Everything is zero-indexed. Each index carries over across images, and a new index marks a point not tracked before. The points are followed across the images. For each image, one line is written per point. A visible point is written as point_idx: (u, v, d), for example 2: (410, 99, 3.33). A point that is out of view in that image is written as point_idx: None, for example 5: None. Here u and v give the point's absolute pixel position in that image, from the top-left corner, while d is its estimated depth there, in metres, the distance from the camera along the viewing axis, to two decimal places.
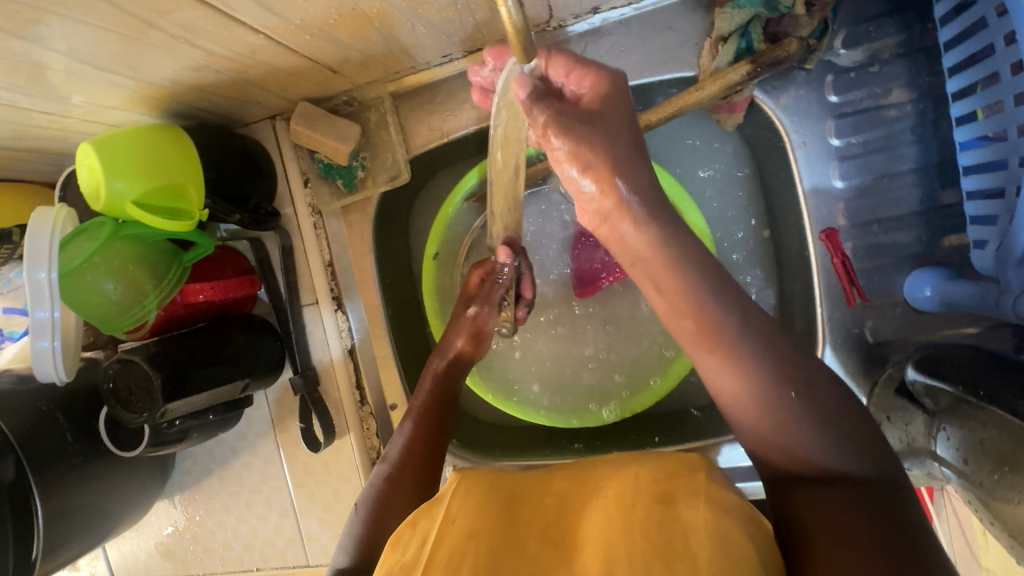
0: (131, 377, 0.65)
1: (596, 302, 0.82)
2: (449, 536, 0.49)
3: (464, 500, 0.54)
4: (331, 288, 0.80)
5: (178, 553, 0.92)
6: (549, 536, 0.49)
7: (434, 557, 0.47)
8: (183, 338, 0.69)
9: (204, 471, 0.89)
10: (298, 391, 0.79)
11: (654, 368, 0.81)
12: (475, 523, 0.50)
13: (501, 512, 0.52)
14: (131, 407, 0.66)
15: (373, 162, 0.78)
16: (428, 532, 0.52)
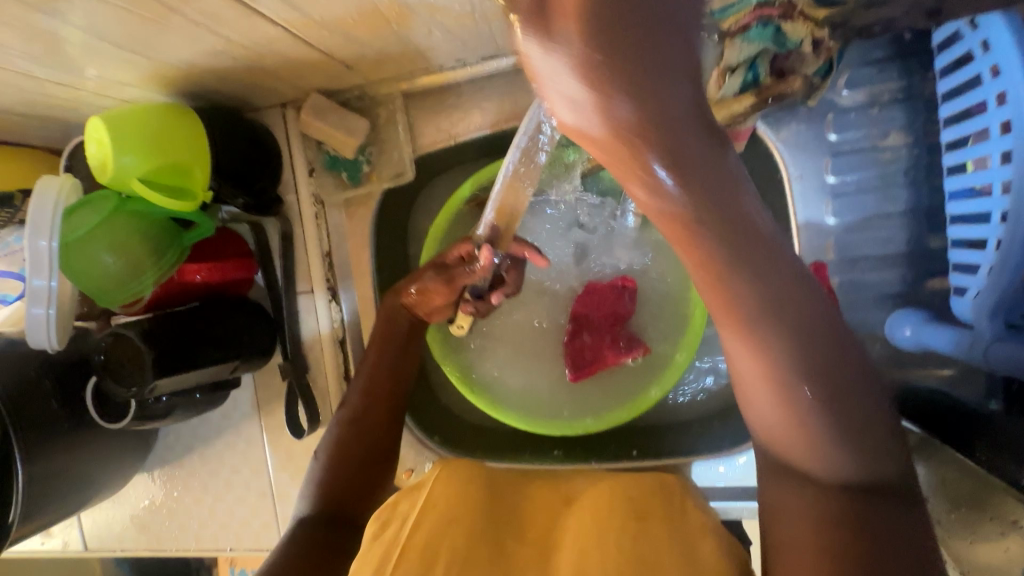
0: (122, 349, 0.66)
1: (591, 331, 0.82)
2: (426, 520, 0.50)
3: (439, 496, 0.53)
4: (327, 278, 0.81)
5: (153, 526, 0.92)
6: (525, 536, 0.51)
7: (411, 540, 0.47)
8: (176, 316, 0.69)
9: (187, 447, 0.90)
10: (286, 379, 0.79)
11: (639, 384, 0.81)
12: (451, 510, 0.50)
13: (481, 507, 0.53)
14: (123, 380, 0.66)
15: (379, 157, 0.79)
16: (403, 519, 0.52)
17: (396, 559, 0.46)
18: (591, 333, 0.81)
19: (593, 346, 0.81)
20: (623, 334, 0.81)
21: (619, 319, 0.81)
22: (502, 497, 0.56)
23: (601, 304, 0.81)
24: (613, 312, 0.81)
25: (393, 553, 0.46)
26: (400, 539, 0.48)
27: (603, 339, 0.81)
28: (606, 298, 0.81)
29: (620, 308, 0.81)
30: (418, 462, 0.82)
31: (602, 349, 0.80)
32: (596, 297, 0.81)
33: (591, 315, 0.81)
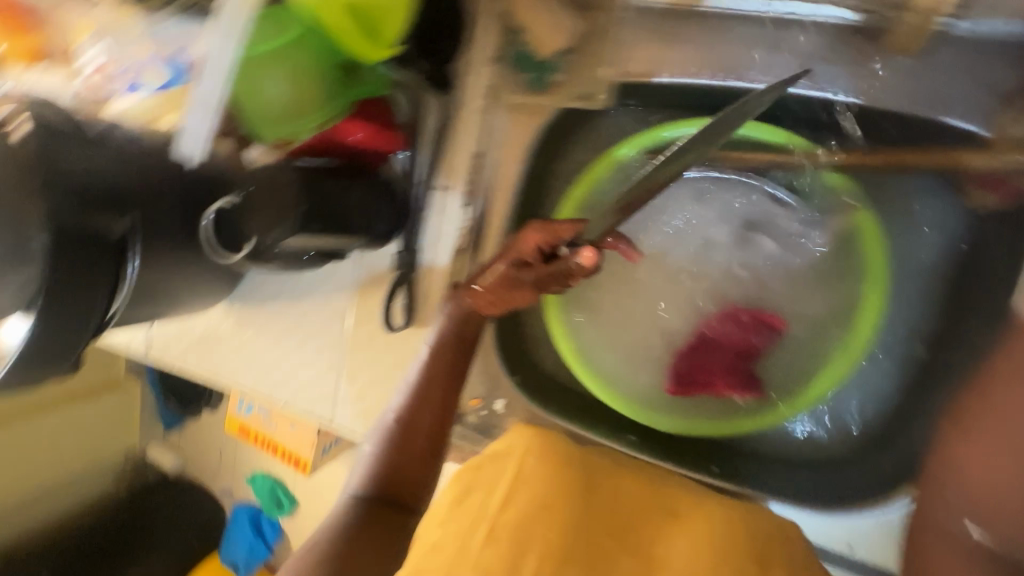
0: (268, 195, 0.58)
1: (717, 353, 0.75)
2: (518, 503, 0.71)
3: (535, 462, 0.73)
4: (470, 181, 0.75)
5: (217, 356, 0.93)
6: (616, 532, 0.71)
7: (504, 521, 0.70)
8: (319, 174, 0.64)
9: (271, 296, 0.88)
10: (397, 270, 0.76)
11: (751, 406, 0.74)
12: (544, 497, 0.71)
13: (579, 478, 0.72)
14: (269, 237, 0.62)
15: (574, 69, 0.70)
16: (493, 487, 0.73)
17: (493, 524, 0.70)
18: (713, 361, 0.75)
19: (708, 373, 0.75)
20: (746, 371, 0.74)
21: (747, 353, 0.74)
22: (599, 487, 0.73)
23: (740, 333, 0.74)
24: (747, 345, 0.74)
25: (490, 517, 0.70)
26: (493, 512, 0.71)
27: (721, 368, 0.74)
28: (746, 327, 0.74)
29: (756, 344, 0.74)
30: None
31: (714, 377, 0.74)
32: (735, 325, 0.74)
33: (720, 340, 0.75)
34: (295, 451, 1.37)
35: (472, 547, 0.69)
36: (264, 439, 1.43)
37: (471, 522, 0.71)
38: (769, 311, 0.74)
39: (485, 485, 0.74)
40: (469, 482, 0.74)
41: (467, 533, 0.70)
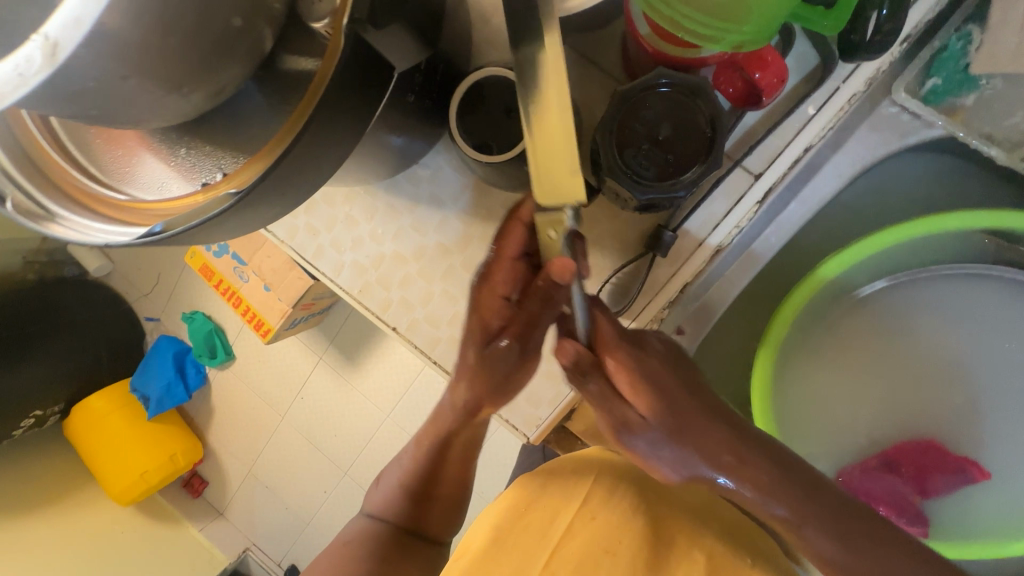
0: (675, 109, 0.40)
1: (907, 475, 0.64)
2: (582, 534, 0.55)
3: (608, 502, 0.57)
4: (783, 177, 0.56)
5: (328, 241, 0.73)
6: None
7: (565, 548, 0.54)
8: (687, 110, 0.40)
9: (437, 200, 0.68)
10: (649, 248, 0.58)
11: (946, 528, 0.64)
12: (612, 531, 0.55)
13: (643, 521, 0.57)
14: (655, 175, 0.40)
15: (986, 98, 0.53)
16: (560, 508, 0.56)
17: (551, 557, 0.54)
18: (884, 483, 0.64)
19: (873, 495, 0.64)
20: (912, 504, 0.64)
21: (925, 489, 0.64)
22: (672, 547, 0.56)
23: (926, 471, 0.63)
24: (928, 481, 0.64)
25: (551, 543, 0.54)
26: (554, 539, 0.55)
27: (890, 495, 0.64)
28: (939, 465, 0.63)
29: (937, 482, 0.64)
30: None
31: (880, 502, 0.64)
32: (926, 459, 0.63)
33: (900, 467, 0.64)
34: (258, 313, 1.20)
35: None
36: (229, 289, 1.24)
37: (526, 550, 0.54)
38: (966, 456, 0.63)
39: (544, 511, 0.56)
40: (534, 490, 0.57)
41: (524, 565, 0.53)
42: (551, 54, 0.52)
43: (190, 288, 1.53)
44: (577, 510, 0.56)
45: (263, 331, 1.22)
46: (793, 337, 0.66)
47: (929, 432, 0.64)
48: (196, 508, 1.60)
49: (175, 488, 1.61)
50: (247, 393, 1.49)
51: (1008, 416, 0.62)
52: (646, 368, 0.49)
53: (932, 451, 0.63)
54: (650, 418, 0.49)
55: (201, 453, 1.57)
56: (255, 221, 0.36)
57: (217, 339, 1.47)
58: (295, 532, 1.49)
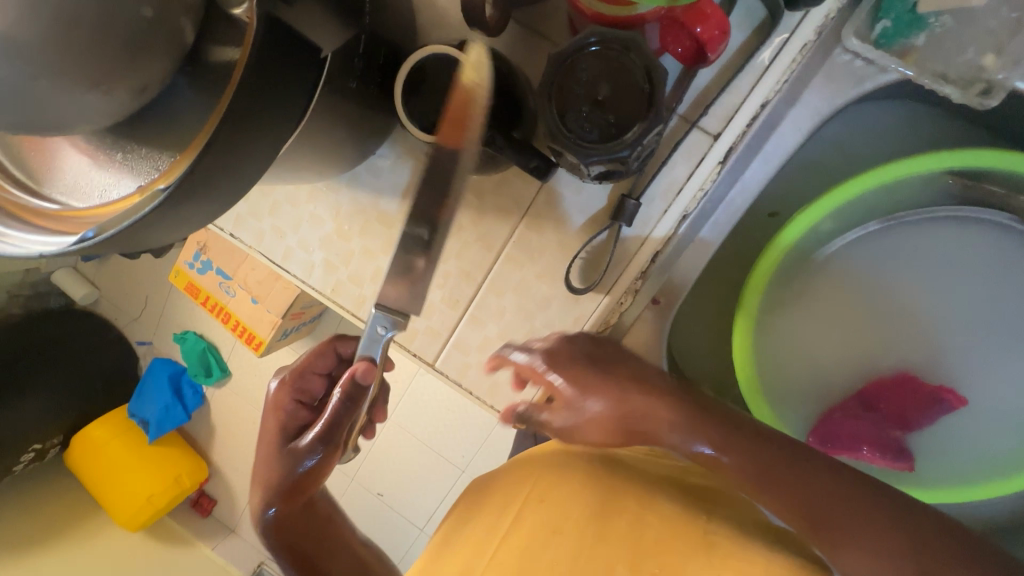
0: (609, 67, 0.39)
1: (880, 411, 0.64)
2: (531, 520, 0.56)
3: (559, 485, 0.58)
4: (741, 133, 0.56)
5: (296, 242, 0.72)
6: (636, 568, 0.50)
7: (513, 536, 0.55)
8: (617, 67, 0.39)
9: (401, 190, 0.67)
10: (612, 219, 0.58)
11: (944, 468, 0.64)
12: (561, 518, 0.55)
13: (594, 492, 0.56)
14: (602, 137, 0.40)
15: (937, 36, 0.53)
16: (511, 505, 0.58)
17: (498, 544, 0.55)
18: (864, 422, 0.64)
19: (856, 435, 0.64)
20: (894, 440, 0.64)
21: (903, 421, 0.64)
22: (623, 514, 0.54)
23: (902, 404, 0.64)
24: (906, 414, 0.64)
25: (498, 536, 0.56)
26: (503, 530, 0.56)
27: (871, 433, 0.64)
28: (914, 397, 0.63)
29: (915, 415, 0.64)
30: None
31: (864, 442, 0.63)
32: (899, 393, 0.63)
33: (877, 403, 0.64)
34: (248, 326, 1.18)
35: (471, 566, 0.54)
36: (214, 305, 1.21)
37: (480, 540, 0.57)
38: (942, 385, 0.63)
39: (490, 514, 0.60)
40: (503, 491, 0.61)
41: (473, 560, 0.54)
42: (497, 31, 0.51)
43: (176, 307, 1.51)
44: (525, 500, 0.58)
45: (253, 345, 1.19)
46: (767, 296, 0.66)
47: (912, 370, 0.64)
48: (206, 524, 1.58)
49: (184, 506, 1.59)
50: (244, 406, 1.47)
51: (992, 355, 0.62)
52: (566, 347, 0.57)
53: (904, 385, 0.63)
54: (571, 389, 0.55)
55: (207, 472, 1.55)
56: (196, 219, 0.36)
57: (211, 357, 1.44)
58: None
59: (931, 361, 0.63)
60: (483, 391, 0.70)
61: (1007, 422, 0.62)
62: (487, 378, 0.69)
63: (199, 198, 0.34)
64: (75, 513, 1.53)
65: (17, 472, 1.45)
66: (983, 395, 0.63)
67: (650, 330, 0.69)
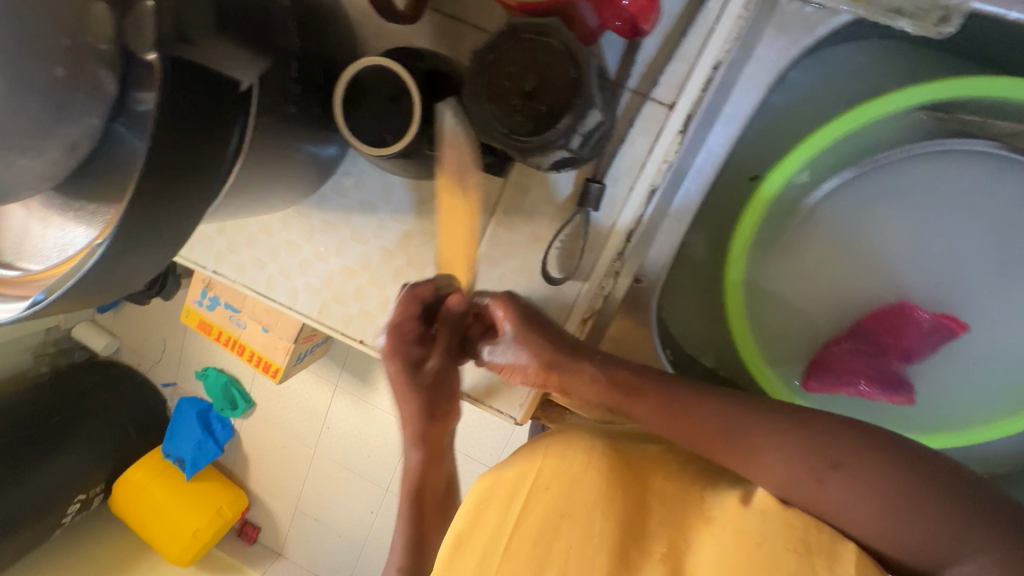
0: (534, 59, 0.38)
1: (874, 343, 0.62)
2: (539, 508, 0.50)
3: (564, 465, 0.52)
4: (695, 99, 0.54)
5: (278, 269, 0.73)
6: (650, 545, 0.48)
7: (523, 522, 0.50)
8: (545, 55, 0.38)
9: (368, 203, 0.67)
10: (578, 205, 0.57)
11: (963, 409, 0.63)
12: (570, 503, 0.50)
13: (604, 474, 0.51)
14: (533, 131, 0.39)
15: None
16: (517, 488, 0.52)
17: (512, 535, 0.50)
18: (862, 354, 0.62)
19: (853, 368, 0.62)
20: (897, 374, 0.63)
21: (907, 354, 0.63)
22: (630, 492, 0.51)
23: (897, 335, 0.62)
24: (908, 345, 0.62)
25: (511, 520, 0.51)
26: (514, 519, 0.51)
27: (870, 366, 0.62)
28: (916, 327, 0.62)
29: (917, 345, 0.62)
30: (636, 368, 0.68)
31: (862, 373, 0.62)
32: (895, 322, 0.62)
33: (877, 337, 0.62)
34: (264, 356, 1.20)
35: (485, 565, 0.50)
36: (230, 339, 1.23)
37: (489, 537, 0.51)
38: (942, 313, 0.62)
39: (497, 502, 0.53)
40: (490, 484, 0.54)
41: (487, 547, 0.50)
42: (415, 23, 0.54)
43: (188, 347, 1.55)
44: (529, 489, 0.52)
45: (273, 373, 1.20)
46: (752, 257, 0.65)
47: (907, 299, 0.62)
48: (251, 551, 1.61)
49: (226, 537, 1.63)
50: (271, 435, 1.49)
51: (987, 287, 0.60)
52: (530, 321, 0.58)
53: (900, 313, 0.62)
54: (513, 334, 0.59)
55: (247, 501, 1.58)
56: (147, 263, 0.36)
57: (236, 391, 1.47)
58: (353, 558, 1.48)
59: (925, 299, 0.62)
60: (479, 391, 0.70)
61: (1012, 353, 0.61)
62: (482, 377, 0.70)
63: (147, 241, 0.35)
64: (126, 557, 1.57)
65: (66, 524, 1.50)
66: (981, 327, 0.61)
67: (637, 308, 0.68)
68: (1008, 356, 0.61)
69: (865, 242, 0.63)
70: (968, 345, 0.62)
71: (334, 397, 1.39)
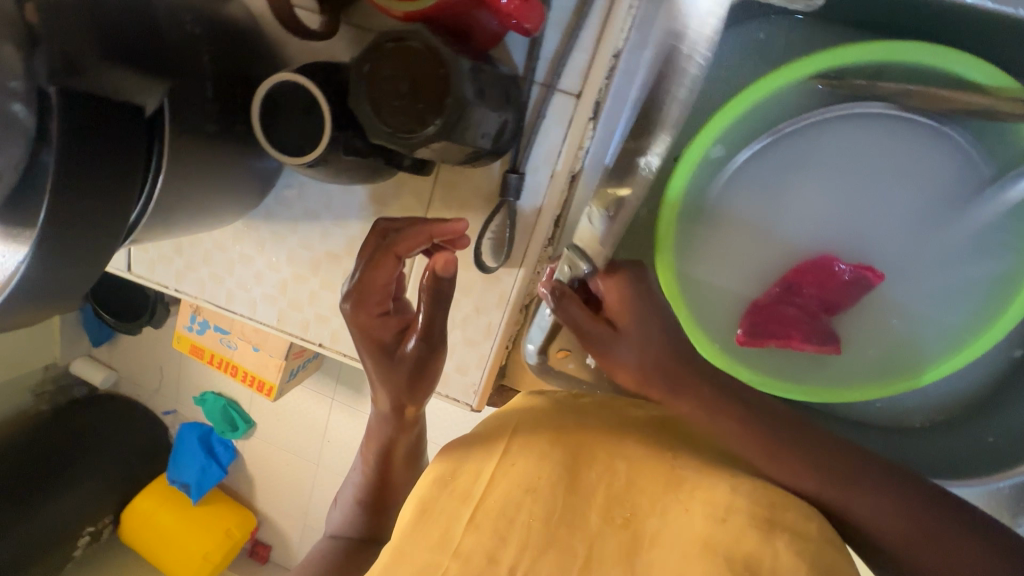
0: (403, 65, 0.42)
1: (805, 293, 0.66)
2: (504, 483, 0.46)
3: (527, 446, 0.49)
4: (600, 87, 0.59)
5: (235, 282, 0.76)
6: (609, 511, 0.45)
7: (485, 501, 0.45)
8: (413, 60, 0.41)
9: (313, 213, 0.70)
10: (500, 196, 0.61)
11: (887, 355, 0.68)
12: (536, 477, 0.46)
13: (564, 448, 0.49)
14: (415, 128, 0.42)
15: None
16: (481, 468, 0.48)
17: (475, 508, 0.45)
18: (788, 307, 0.67)
19: (784, 321, 0.67)
20: (822, 325, 0.67)
21: (829, 306, 0.67)
22: (593, 464, 0.48)
23: (828, 287, 0.66)
24: (832, 296, 0.66)
25: (476, 495, 0.46)
26: (478, 495, 0.46)
27: (800, 320, 0.67)
28: (837, 279, 0.65)
29: (839, 297, 0.66)
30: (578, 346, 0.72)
31: (792, 327, 0.67)
32: (824, 272, 0.65)
33: (801, 290, 0.67)
34: (257, 374, 1.22)
35: (449, 536, 0.44)
36: (221, 360, 1.26)
37: (450, 510, 0.45)
38: (860, 264, 0.65)
39: (456, 492, 0.47)
40: (452, 463, 0.50)
41: (447, 527, 0.44)
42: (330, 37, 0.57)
43: (178, 372, 1.58)
44: (495, 465, 0.48)
45: (266, 391, 1.23)
46: (679, 232, 0.68)
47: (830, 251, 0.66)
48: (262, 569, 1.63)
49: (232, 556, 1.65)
50: (270, 453, 1.51)
51: (895, 237, 0.65)
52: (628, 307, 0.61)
53: (827, 264, 0.66)
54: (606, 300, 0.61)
55: (255, 521, 1.59)
56: (81, 272, 0.40)
57: (234, 412, 1.48)
58: None
59: (837, 253, 0.66)
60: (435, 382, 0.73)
61: (920, 296, 0.66)
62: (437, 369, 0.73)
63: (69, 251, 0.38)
64: None
65: (77, 556, 1.53)
66: (891, 275, 0.66)
67: None
68: (917, 301, 0.66)
69: (780, 208, 0.66)
70: (882, 292, 0.67)
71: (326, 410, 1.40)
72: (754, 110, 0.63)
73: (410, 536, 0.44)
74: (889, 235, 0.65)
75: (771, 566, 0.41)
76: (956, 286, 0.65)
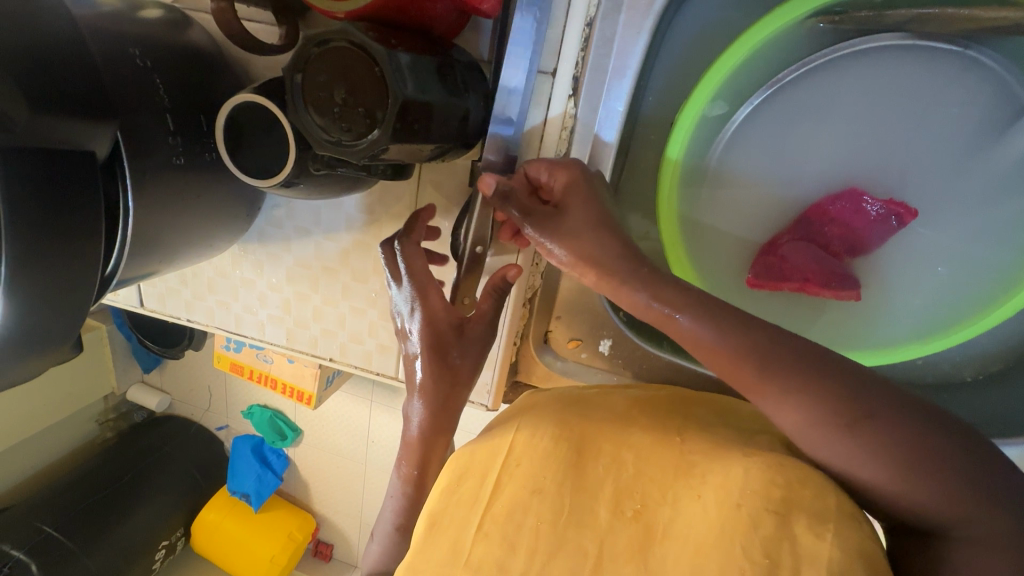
0: (337, 69, 0.39)
1: (823, 232, 0.61)
2: (506, 485, 0.45)
3: (532, 441, 0.48)
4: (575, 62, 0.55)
5: (242, 306, 0.76)
6: (619, 502, 0.43)
7: (493, 506, 0.44)
8: (347, 61, 0.39)
9: (304, 229, 0.70)
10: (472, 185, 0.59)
11: (927, 307, 0.63)
12: (541, 475, 0.45)
13: (569, 444, 0.47)
14: (365, 133, 0.40)
15: None
16: (488, 469, 0.47)
17: (483, 515, 0.44)
18: (807, 246, 0.61)
19: (796, 263, 0.62)
20: (845, 270, 0.62)
21: (852, 249, 0.62)
22: (601, 458, 0.46)
23: (848, 224, 0.61)
24: (855, 238, 0.61)
25: (484, 500, 0.45)
26: (486, 500, 0.45)
27: (818, 264, 0.61)
28: (862, 218, 0.60)
29: (865, 237, 0.61)
30: (589, 334, 0.69)
31: (807, 271, 0.61)
32: (839, 209, 0.60)
33: (822, 230, 0.61)
34: (295, 385, 1.24)
35: (460, 547, 0.43)
36: (259, 375, 1.30)
37: (461, 520, 0.44)
38: (890, 200, 0.60)
39: (464, 501, 0.45)
40: (461, 466, 0.49)
41: (456, 538, 0.43)
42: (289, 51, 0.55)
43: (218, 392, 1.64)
44: (500, 466, 0.47)
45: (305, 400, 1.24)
46: (682, 201, 0.64)
47: (852, 186, 0.61)
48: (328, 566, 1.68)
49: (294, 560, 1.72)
50: (317, 459, 1.55)
51: (925, 178, 0.59)
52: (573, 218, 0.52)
53: (846, 199, 0.61)
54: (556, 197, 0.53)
55: (315, 522, 1.63)
56: (67, 318, 0.40)
57: (281, 422, 1.52)
58: None
59: (862, 197, 0.60)
60: None
61: (957, 238, 0.60)
62: None
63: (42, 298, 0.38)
64: None
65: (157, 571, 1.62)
66: (923, 220, 0.60)
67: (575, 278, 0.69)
68: (956, 246, 0.60)
69: (791, 163, 0.61)
70: (914, 240, 0.61)
71: (363, 413, 1.42)
72: (749, 61, 0.57)
73: (422, 551, 0.43)
74: (918, 177, 0.59)
75: (790, 562, 0.37)
76: (998, 224, 0.58)
